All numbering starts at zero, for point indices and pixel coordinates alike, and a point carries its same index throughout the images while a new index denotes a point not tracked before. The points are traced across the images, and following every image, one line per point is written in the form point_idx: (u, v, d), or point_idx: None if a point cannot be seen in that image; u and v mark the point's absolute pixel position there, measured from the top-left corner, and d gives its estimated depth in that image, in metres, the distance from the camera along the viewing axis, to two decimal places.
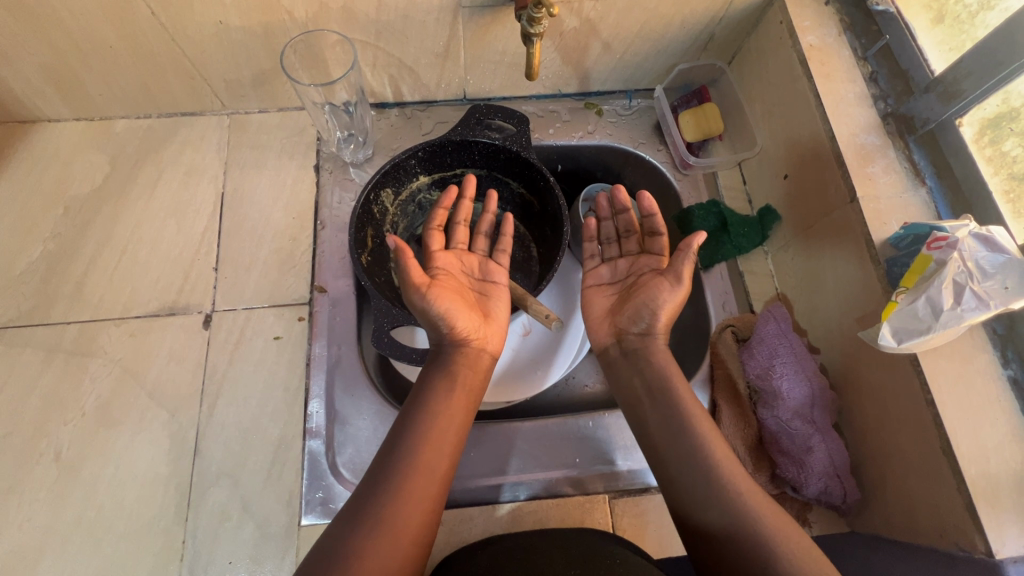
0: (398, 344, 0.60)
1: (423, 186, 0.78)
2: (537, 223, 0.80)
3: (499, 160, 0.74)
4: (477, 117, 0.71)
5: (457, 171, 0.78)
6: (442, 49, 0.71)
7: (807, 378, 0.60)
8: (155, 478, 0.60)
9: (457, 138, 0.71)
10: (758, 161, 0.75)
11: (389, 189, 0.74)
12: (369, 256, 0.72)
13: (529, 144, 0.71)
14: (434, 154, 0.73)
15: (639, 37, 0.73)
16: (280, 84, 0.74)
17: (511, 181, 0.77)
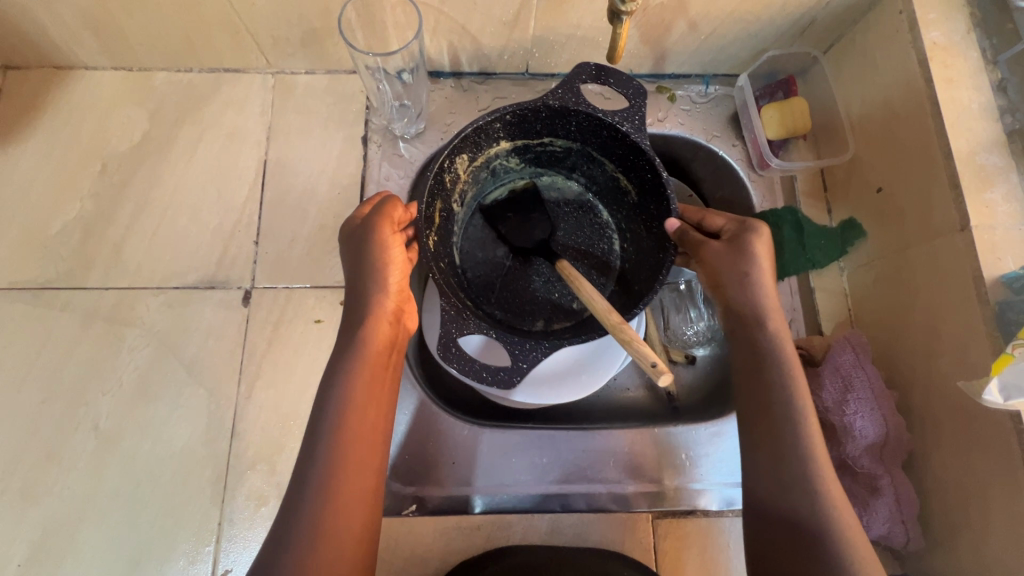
0: (466, 355, 0.53)
1: (502, 153, 0.63)
2: (629, 215, 0.66)
3: (599, 137, 0.59)
4: (582, 79, 0.56)
5: (546, 139, 0.63)
6: (510, 18, 0.64)
7: (883, 417, 0.56)
8: (193, 457, 0.59)
9: (556, 104, 0.56)
10: (847, 169, 0.68)
11: (465, 155, 0.59)
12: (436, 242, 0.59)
13: (642, 125, 0.57)
14: (522, 119, 0.58)
15: (731, 18, 0.65)
16: (332, 45, 0.68)
17: (606, 162, 0.63)
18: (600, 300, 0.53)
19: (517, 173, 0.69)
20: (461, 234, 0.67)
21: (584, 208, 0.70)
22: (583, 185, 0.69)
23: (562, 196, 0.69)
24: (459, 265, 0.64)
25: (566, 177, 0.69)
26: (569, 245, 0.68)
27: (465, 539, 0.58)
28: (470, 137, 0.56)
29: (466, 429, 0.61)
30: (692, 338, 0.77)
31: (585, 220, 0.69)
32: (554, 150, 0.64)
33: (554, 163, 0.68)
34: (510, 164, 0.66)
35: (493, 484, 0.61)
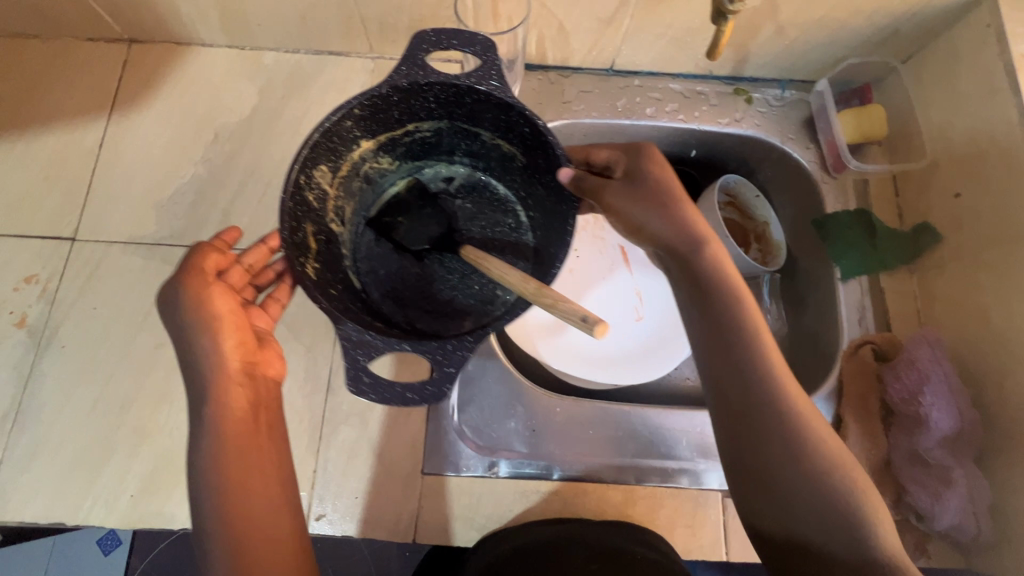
0: (385, 383, 0.45)
1: (369, 155, 0.58)
2: (525, 181, 0.60)
3: (464, 105, 0.53)
4: (423, 48, 0.49)
5: (410, 127, 0.57)
6: (608, 15, 0.68)
7: (958, 411, 0.58)
8: (291, 408, 0.63)
9: (405, 81, 0.49)
10: (922, 175, 0.70)
11: (325, 165, 0.52)
12: (315, 258, 0.52)
13: (503, 77, 0.50)
14: (376, 110, 0.52)
15: (818, 25, 0.68)
16: None
17: (478, 132, 0.58)
18: (512, 272, 0.49)
19: (394, 175, 0.63)
20: (354, 252, 0.60)
21: (477, 187, 0.64)
22: (470, 166, 0.64)
23: (450, 180, 0.64)
24: (360, 289, 0.58)
25: (449, 163, 0.64)
26: (491, 241, 0.62)
27: (544, 503, 0.61)
28: (321, 142, 0.50)
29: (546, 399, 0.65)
30: None
31: (483, 202, 0.63)
32: (423, 136, 0.59)
33: (432, 152, 0.62)
34: (383, 166, 0.61)
35: (569, 454, 0.63)
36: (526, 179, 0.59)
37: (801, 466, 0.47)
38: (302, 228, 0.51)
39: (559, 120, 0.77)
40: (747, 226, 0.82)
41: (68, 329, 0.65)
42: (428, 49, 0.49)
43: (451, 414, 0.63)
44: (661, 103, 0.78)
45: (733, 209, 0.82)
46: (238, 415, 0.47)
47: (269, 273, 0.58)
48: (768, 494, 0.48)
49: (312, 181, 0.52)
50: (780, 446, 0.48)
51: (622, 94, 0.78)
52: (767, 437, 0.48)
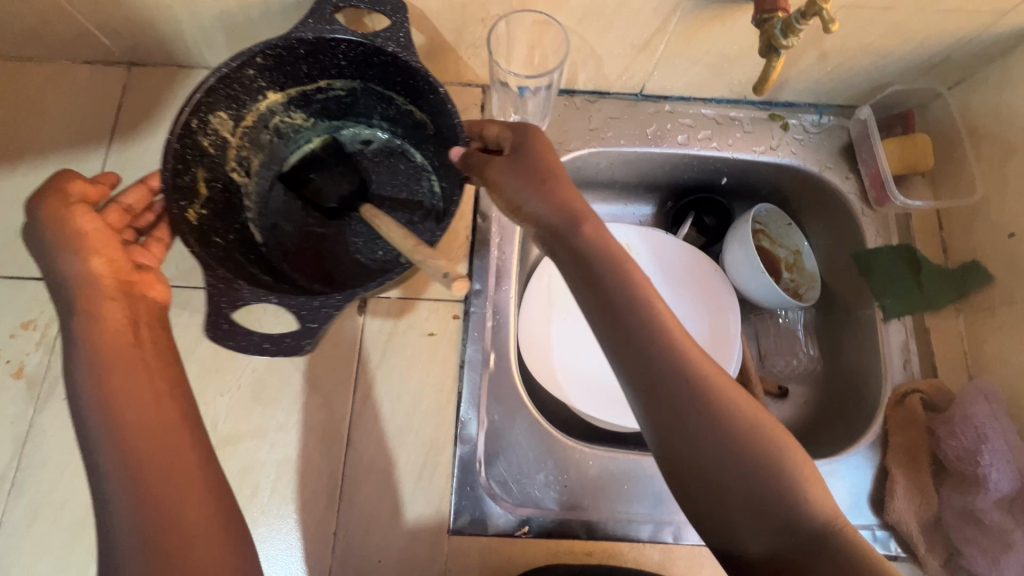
0: (244, 336, 0.45)
1: (277, 108, 0.63)
2: (437, 150, 0.64)
3: (374, 65, 0.59)
4: (333, 4, 0.55)
5: (322, 83, 0.63)
6: (643, 41, 0.64)
7: (1019, 471, 0.54)
8: (309, 463, 0.60)
9: (313, 34, 0.55)
10: (971, 210, 0.67)
11: (223, 112, 0.57)
12: (203, 203, 0.56)
13: (408, 43, 0.55)
14: (281, 61, 0.58)
15: (864, 51, 0.64)
16: (455, 58, 0.68)
17: (394, 97, 0.62)
18: (395, 230, 0.52)
19: (310, 132, 0.69)
20: (261, 204, 0.65)
21: (393, 154, 0.69)
22: (388, 132, 0.69)
23: (368, 144, 0.69)
24: (257, 241, 0.62)
25: (369, 126, 0.69)
26: (388, 197, 0.67)
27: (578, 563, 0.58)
28: (218, 87, 0.55)
29: (578, 451, 0.62)
30: (785, 371, 0.77)
31: (397, 168, 0.68)
32: (337, 94, 0.65)
33: (351, 113, 0.68)
34: (296, 122, 0.67)
35: (603, 509, 0.60)
36: (430, 146, 0.65)
37: (730, 451, 0.42)
38: (190, 170, 0.54)
39: (587, 149, 0.73)
40: (778, 255, 0.78)
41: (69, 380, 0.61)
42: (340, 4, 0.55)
43: (480, 469, 0.60)
44: (693, 130, 0.74)
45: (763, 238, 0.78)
46: (113, 327, 0.46)
47: (150, 215, 0.54)
48: (703, 489, 0.42)
49: (208, 124, 0.56)
50: (699, 429, 0.42)
51: (651, 120, 0.74)
52: (685, 423, 0.43)
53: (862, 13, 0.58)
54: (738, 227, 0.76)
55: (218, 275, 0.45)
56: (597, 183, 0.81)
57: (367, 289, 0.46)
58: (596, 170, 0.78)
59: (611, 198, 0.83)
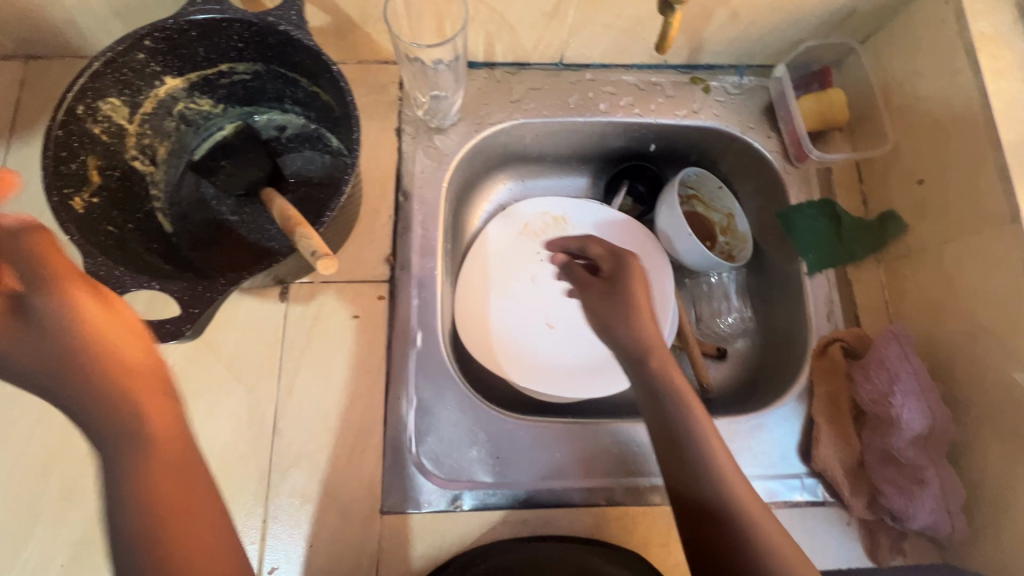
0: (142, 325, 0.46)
1: (179, 94, 0.62)
2: (344, 131, 0.63)
3: (271, 46, 0.57)
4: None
5: (223, 67, 0.61)
6: (551, 7, 0.63)
7: (929, 409, 0.56)
8: (235, 454, 0.59)
9: (202, 16, 0.53)
10: (885, 161, 0.68)
11: (114, 98, 0.56)
12: (94, 192, 0.55)
13: (301, 20, 0.54)
14: (173, 45, 0.56)
15: (771, 7, 0.64)
16: (365, 34, 0.66)
17: (299, 78, 0.61)
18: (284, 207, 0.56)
19: (222, 118, 0.67)
20: (168, 192, 0.64)
21: (309, 139, 0.68)
22: (303, 116, 0.67)
23: (283, 129, 0.68)
24: (165, 231, 0.62)
25: (283, 111, 0.68)
26: (301, 181, 0.66)
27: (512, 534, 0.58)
28: (105, 73, 0.53)
29: (509, 422, 0.62)
30: (723, 332, 0.78)
31: (311, 151, 0.67)
32: (242, 78, 0.63)
33: (260, 99, 0.66)
34: (203, 108, 0.65)
35: (535, 477, 0.60)
36: (338, 130, 0.64)
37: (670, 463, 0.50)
38: (77, 156, 0.54)
39: (510, 122, 0.72)
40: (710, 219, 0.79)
41: None
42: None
43: (410, 447, 0.60)
44: (615, 97, 0.74)
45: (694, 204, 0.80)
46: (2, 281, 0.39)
47: None
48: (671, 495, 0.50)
49: (97, 110, 0.55)
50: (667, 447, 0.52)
51: (573, 90, 0.73)
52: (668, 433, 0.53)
53: None
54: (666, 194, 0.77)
55: (98, 264, 0.47)
56: (528, 157, 0.80)
57: (251, 275, 0.48)
58: (524, 144, 0.77)
59: (545, 172, 0.83)
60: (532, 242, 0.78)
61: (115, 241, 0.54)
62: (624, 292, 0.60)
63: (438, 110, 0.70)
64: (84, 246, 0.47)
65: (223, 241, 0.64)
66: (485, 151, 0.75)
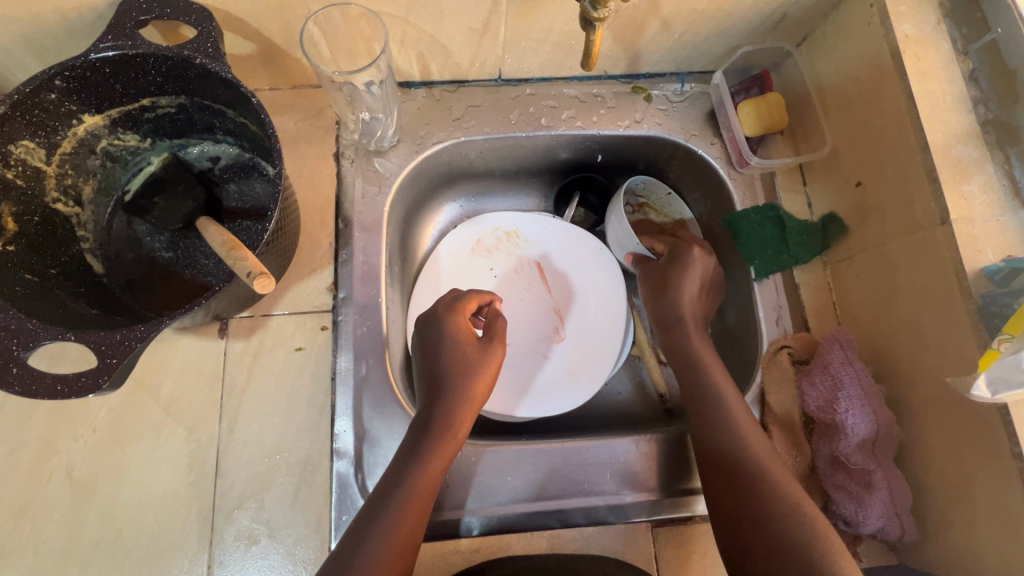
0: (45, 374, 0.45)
1: (101, 131, 0.60)
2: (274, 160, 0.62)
3: (190, 79, 0.56)
4: (133, 18, 0.52)
5: (144, 102, 0.59)
6: (480, 25, 0.62)
7: (873, 413, 0.56)
8: (176, 500, 0.57)
9: (111, 53, 0.52)
10: (826, 163, 0.68)
11: (28, 140, 0.54)
12: (11, 239, 0.55)
13: (217, 52, 0.53)
14: (87, 83, 0.54)
15: (704, 16, 0.64)
16: (295, 60, 0.65)
17: (225, 110, 0.60)
18: (215, 236, 0.52)
19: (150, 152, 0.66)
20: (97, 231, 0.63)
21: (244, 168, 0.66)
22: (235, 146, 0.66)
23: (216, 160, 0.66)
24: (94, 272, 0.61)
25: (215, 141, 0.66)
26: (236, 212, 0.64)
27: (465, 562, 0.58)
28: (14, 115, 0.51)
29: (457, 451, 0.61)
30: None
31: (246, 179, 0.66)
32: (166, 112, 0.61)
33: (190, 131, 0.64)
34: (130, 144, 0.63)
35: (488, 503, 0.59)
36: (270, 159, 0.63)
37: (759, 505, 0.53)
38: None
39: (451, 140, 0.71)
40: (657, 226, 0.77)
41: None
42: (139, 18, 0.52)
43: (358, 482, 0.58)
44: (557, 111, 0.73)
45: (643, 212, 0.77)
46: None
47: None
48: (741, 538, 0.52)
49: (8, 154, 0.53)
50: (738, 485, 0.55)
51: (514, 105, 0.73)
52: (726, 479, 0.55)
53: None
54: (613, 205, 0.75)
55: (8, 317, 0.46)
56: (475, 173, 0.79)
57: (171, 320, 0.47)
58: (469, 161, 0.76)
59: (495, 187, 0.82)
60: (484, 258, 0.77)
61: (33, 290, 0.52)
62: (675, 280, 0.69)
63: (372, 131, 0.68)
64: None
65: (157, 279, 0.62)
66: (429, 171, 0.74)
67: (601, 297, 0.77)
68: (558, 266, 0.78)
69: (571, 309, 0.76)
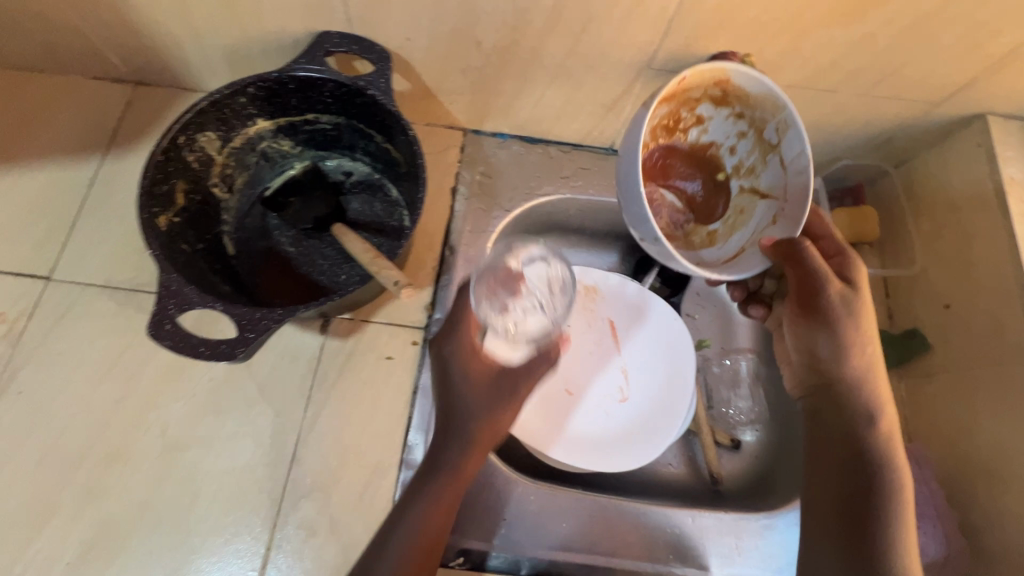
0: (187, 334, 0.50)
1: (266, 134, 0.68)
2: (407, 185, 0.69)
3: (357, 105, 0.64)
4: (325, 48, 0.61)
5: (309, 116, 0.68)
6: (610, 101, 0.69)
7: (945, 536, 0.57)
8: (253, 477, 0.60)
9: (302, 73, 0.60)
10: (913, 281, 0.70)
11: (211, 132, 0.62)
12: (176, 212, 0.61)
13: (389, 88, 0.61)
14: (271, 94, 0.62)
15: (815, 128, 0.69)
16: (437, 102, 0.73)
17: (375, 134, 0.67)
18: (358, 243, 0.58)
19: (295, 158, 0.73)
20: (235, 218, 0.70)
21: (372, 186, 0.73)
22: (369, 165, 0.73)
23: (349, 174, 0.74)
24: (225, 252, 0.67)
25: (352, 159, 0.73)
26: (358, 223, 0.71)
27: None
28: (209, 110, 0.60)
29: (520, 486, 0.62)
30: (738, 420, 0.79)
31: (373, 197, 0.72)
32: (323, 127, 0.69)
33: (333, 147, 0.72)
34: (283, 148, 0.71)
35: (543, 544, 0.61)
36: (401, 183, 0.70)
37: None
38: (170, 180, 0.60)
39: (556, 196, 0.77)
40: (724, 147, 0.65)
41: (26, 374, 0.62)
42: (331, 49, 0.61)
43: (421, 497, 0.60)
44: None
45: (707, 124, 0.63)
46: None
47: None
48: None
49: (194, 141, 0.61)
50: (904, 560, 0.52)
51: None
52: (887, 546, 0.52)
53: (807, 95, 0.64)
54: (654, 131, 0.61)
55: (170, 279, 0.52)
56: (568, 227, 0.84)
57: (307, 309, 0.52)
58: (565, 217, 0.82)
59: (581, 243, 0.87)
60: (562, 307, 0.80)
61: (184, 259, 0.59)
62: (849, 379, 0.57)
63: (505, 323, 0.56)
64: (161, 261, 0.52)
65: (278, 269, 0.68)
66: (529, 219, 0.80)
67: (668, 367, 0.78)
68: (631, 329, 0.80)
69: (638, 373, 0.78)
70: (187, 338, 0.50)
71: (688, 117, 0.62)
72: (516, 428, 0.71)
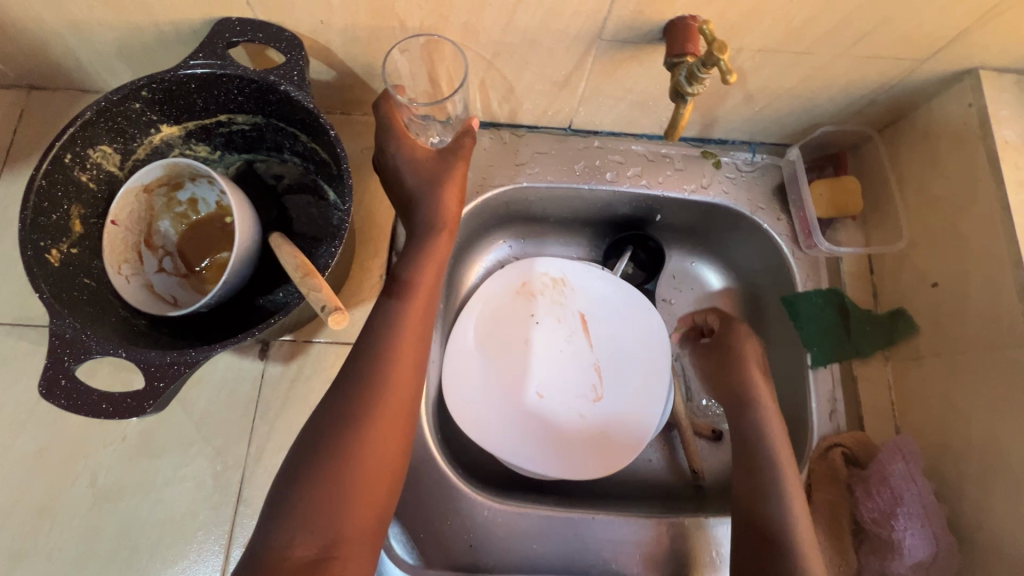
0: (84, 389, 0.44)
1: (175, 141, 0.60)
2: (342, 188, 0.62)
3: (271, 102, 0.56)
4: (226, 39, 0.53)
5: (221, 117, 0.60)
6: (562, 78, 0.61)
7: (933, 536, 0.55)
8: (196, 521, 0.56)
9: (200, 70, 0.52)
10: (899, 257, 0.65)
11: (106, 145, 0.55)
12: (75, 242, 0.54)
13: (302, 81, 0.53)
14: (171, 96, 0.55)
15: (790, 94, 0.63)
16: (369, 89, 0.65)
17: (298, 133, 0.60)
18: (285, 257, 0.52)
19: (218, 164, 0.65)
20: None
21: (306, 189, 0.65)
22: (300, 167, 0.65)
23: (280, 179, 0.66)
24: None
25: (281, 161, 0.65)
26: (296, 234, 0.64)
27: None
28: (98, 121, 0.52)
29: (487, 509, 0.59)
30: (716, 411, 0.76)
31: (309, 202, 0.65)
32: (241, 128, 0.61)
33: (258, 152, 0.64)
34: (200, 155, 0.64)
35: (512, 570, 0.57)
36: (334, 186, 0.62)
37: None
38: (61, 206, 0.53)
39: (513, 185, 0.71)
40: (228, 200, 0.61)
41: None
42: (232, 40, 0.53)
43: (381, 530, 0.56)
44: (623, 166, 0.72)
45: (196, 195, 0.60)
46: None
47: None
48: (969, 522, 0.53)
49: (86, 158, 0.54)
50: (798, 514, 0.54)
51: (580, 156, 0.72)
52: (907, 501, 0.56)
53: (779, 59, 0.57)
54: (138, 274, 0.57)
55: (64, 325, 0.45)
56: (531, 217, 0.78)
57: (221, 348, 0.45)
58: (526, 205, 0.75)
59: (546, 234, 0.80)
60: (527, 302, 0.74)
61: (81, 298, 0.52)
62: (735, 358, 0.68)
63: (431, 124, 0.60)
64: (53, 307, 0.45)
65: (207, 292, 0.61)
66: (488, 212, 0.73)
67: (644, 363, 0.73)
68: (603, 316, 0.75)
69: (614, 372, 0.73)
70: (87, 394, 0.44)
71: (175, 203, 0.60)
72: (483, 436, 0.67)
